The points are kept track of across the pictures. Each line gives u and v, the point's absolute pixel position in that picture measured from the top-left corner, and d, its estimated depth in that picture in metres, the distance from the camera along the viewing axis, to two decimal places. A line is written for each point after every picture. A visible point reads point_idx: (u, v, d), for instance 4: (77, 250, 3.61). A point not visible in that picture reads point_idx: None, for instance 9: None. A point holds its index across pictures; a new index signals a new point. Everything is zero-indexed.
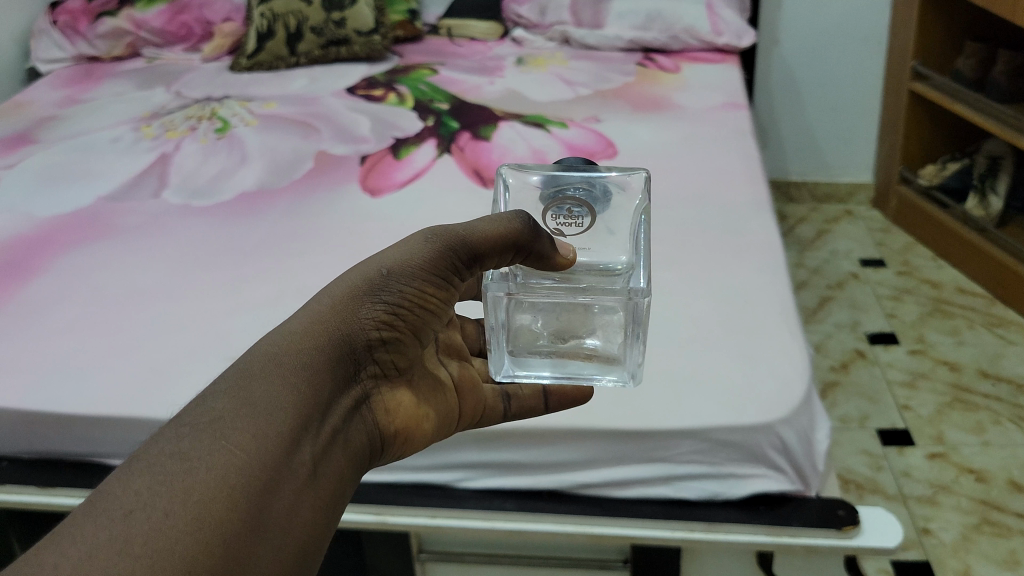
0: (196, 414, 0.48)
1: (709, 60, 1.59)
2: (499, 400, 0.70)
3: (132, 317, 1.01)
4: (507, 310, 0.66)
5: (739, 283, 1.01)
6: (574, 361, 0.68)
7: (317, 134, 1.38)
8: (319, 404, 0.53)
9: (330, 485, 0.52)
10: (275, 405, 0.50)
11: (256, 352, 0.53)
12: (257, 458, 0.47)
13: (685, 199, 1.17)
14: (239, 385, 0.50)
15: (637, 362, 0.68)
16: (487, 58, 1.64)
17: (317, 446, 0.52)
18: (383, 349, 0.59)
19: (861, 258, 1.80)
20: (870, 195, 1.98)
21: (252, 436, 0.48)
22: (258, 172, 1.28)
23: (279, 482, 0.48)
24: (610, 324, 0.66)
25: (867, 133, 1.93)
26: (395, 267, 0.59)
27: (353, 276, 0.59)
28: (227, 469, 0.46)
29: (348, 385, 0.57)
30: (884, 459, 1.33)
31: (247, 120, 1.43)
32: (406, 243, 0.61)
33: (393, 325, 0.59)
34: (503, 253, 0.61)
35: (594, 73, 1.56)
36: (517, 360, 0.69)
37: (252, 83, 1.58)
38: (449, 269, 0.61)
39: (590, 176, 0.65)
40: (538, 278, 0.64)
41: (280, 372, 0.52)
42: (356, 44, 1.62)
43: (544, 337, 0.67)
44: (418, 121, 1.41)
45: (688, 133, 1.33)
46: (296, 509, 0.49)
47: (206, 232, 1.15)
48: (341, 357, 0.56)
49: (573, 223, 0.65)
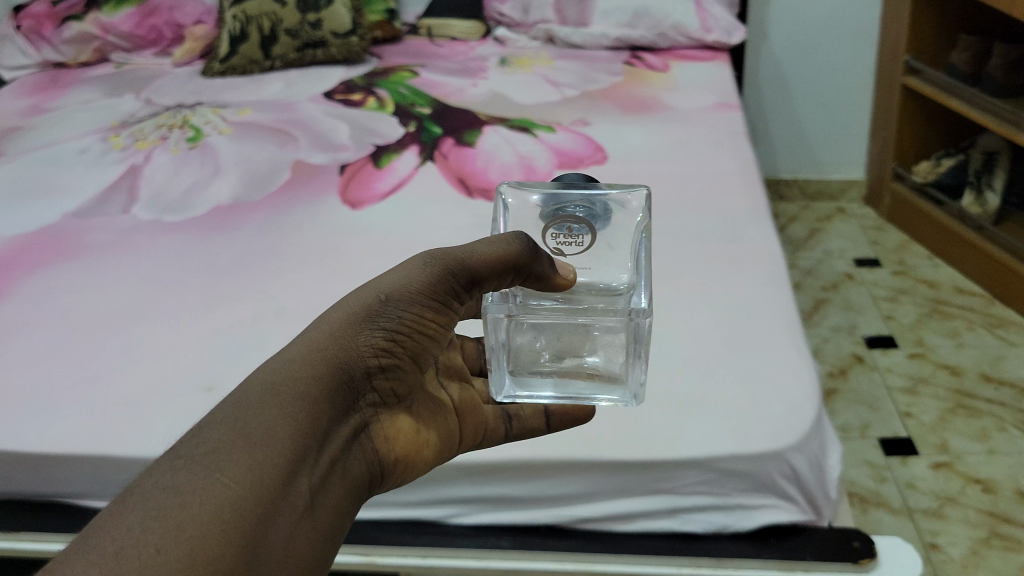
0: (193, 446, 0.49)
1: (698, 57, 1.54)
2: (500, 421, 0.69)
3: (101, 344, 0.95)
4: (508, 330, 0.63)
5: (740, 297, 0.96)
6: (575, 380, 0.65)
7: (293, 142, 1.33)
8: (316, 434, 0.53)
9: (326, 515, 0.53)
10: (271, 438, 0.51)
11: (256, 380, 0.54)
12: (252, 490, 0.48)
13: (680, 207, 1.12)
14: (237, 416, 0.51)
15: (639, 381, 0.65)
16: (470, 59, 1.58)
17: (314, 477, 0.53)
18: (382, 376, 0.59)
19: (855, 258, 1.76)
20: (863, 192, 1.94)
21: (247, 468, 0.49)
22: (232, 184, 1.23)
23: (275, 513, 0.49)
24: (612, 344, 0.63)
25: (859, 129, 1.88)
26: (394, 292, 0.58)
27: (351, 303, 0.58)
28: (222, 503, 0.47)
29: (347, 414, 0.57)
30: (888, 469, 1.29)
31: (221, 128, 1.37)
32: (405, 267, 0.59)
33: (393, 352, 0.58)
34: (503, 276, 0.59)
35: (580, 73, 1.50)
36: (517, 380, 0.66)
37: (225, 88, 1.51)
38: (447, 294, 0.60)
39: (590, 192, 0.61)
40: (538, 298, 0.61)
41: (277, 403, 0.53)
42: (333, 47, 1.57)
43: (545, 356, 0.64)
44: (398, 127, 1.35)
45: (680, 136, 1.28)
46: (291, 540, 0.50)
47: (179, 251, 1.10)
48: (339, 387, 0.56)
49: (574, 242, 0.61)
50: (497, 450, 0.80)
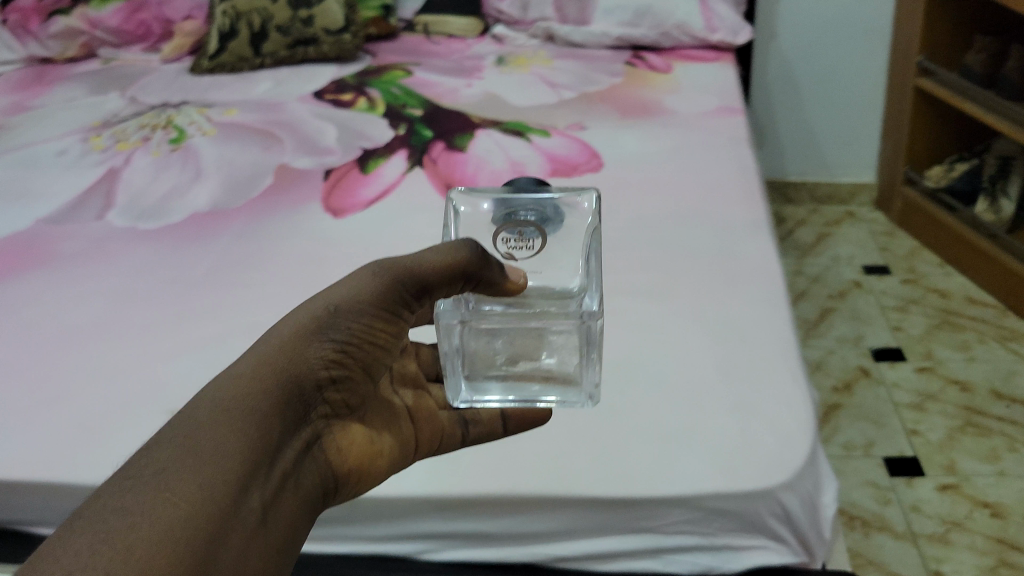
0: (137, 464, 0.46)
1: (701, 58, 1.49)
2: (456, 427, 0.68)
3: (63, 362, 0.91)
4: (462, 336, 0.64)
5: (735, 319, 0.91)
6: (531, 383, 0.67)
7: (279, 145, 1.28)
8: (268, 448, 0.51)
9: (278, 531, 0.51)
10: (220, 453, 0.48)
11: (200, 396, 0.51)
12: (204, 507, 0.46)
13: (676, 220, 1.07)
14: (185, 432, 0.48)
15: (593, 383, 0.67)
16: (466, 57, 1.53)
17: (266, 492, 0.50)
18: (333, 387, 0.57)
19: (864, 265, 1.70)
20: (873, 196, 1.88)
21: (197, 484, 0.46)
22: (212, 189, 1.18)
23: (227, 531, 0.47)
24: (566, 346, 0.65)
25: (870, 131, 1.82)
26: (344, 302, 0.57)
27: (299, 314, 0.56)
28: (174, 521, 0.44)
29: (299, 426, 0.55)
30: (892, 491, 1.24)
31: (205, 129, 1.33)
32: (354, 277, 0.58)
33: (343, 363, 0.57)
34: (453, 283, 0.58)
35: (579, 74, 1.45)
36: (473, 386, 0.67)
37: (213, 86, 1.47)
38: (397, 303, 0.58)
39: (540, 197, 0.64)
40: (491, 303, 0.63)
41: (227, 417, 0.50)
42: (325, 44, 1.52)
43: (500, 359, 0.66)
44: (387, 130, 1.30)
45: (679, 142, 1.23)
46: (243, 559, 0.48)
47: (153, 263, 1.05)
48: (290, 399, 0.54)
49: (524, 246, 0.63)
50: (469, 483, 0.76)
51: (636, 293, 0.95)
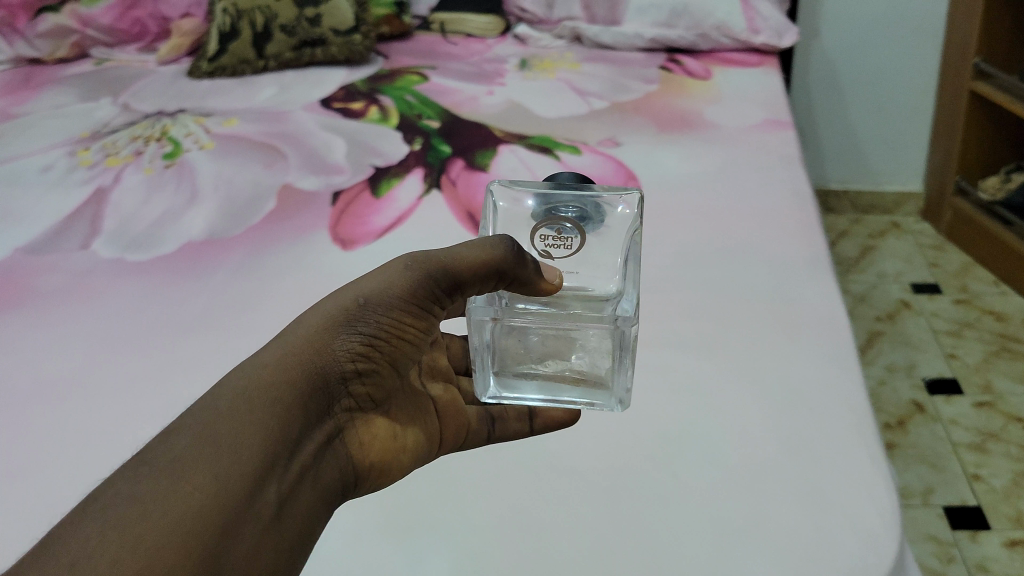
0: (158, 454, 0.50)
1: (743, 62, 1.36)
2: (482, 425, 0.70)
3: (37, 421, 0.80)
4: (493, 332, 0.64)
5: (802, 383, 0.79)
6: (561, 384, 0.66)
7: (282, 161, 1.17)
8: (287, 441, 0.54)
9: (293, 524, 0.54)
10: (239, 445, 0.52)
11: (227, 384, 0.55)
12: (218, 498, 0.49)
13: (724, 254, 0.95)
14: (207, 423, 0.52)
15: (625, 387, 0.65)
16: (486, 60, 1.41)
17: (284, 484, 0.53)
18: (358, 380, 0.59)
19: (913, 283, 1.59)
20: (920, 205, 1.76)
21: (212, 476, 0.50)
22: (209, 214, 1.07)
23: (240, 522, 0.50)
24: (598, 349, 0.64)
25: (918, 136, 1.70)
26: (372, 296, 0.59)
27: (328, 306, 0.59)
28: (184, 513, 0.48)
29: (322, 418, 0.58)
30: (955, 547, 1.12)
31: (202, 143, 1.22)
32: (384, 270, 0.60)
33: (369, 357, 0.59)
34: (485, 280, 0.59)
35: (609, 80, 1.33)
36: (502, 381, 0.67)
37: (212, 92, 1.36)
38: (428, 298, 0.60)
39: (582, 194, 0.64)
40: (525, 301, 0.62)
41: (247, 410, 0.53)
42: (333, 46, 1.40)
43: (530, 357, 0.66)
44: (401, 145, 1.19)
45: (723, 161, 1.11)
46: (255, 549, 0.51)
47: (141, 303, 0.95)
48: (314, 392, 0.56)
49: (563, 244, 0.63)
50: None
51: (684, 347, 0.84)
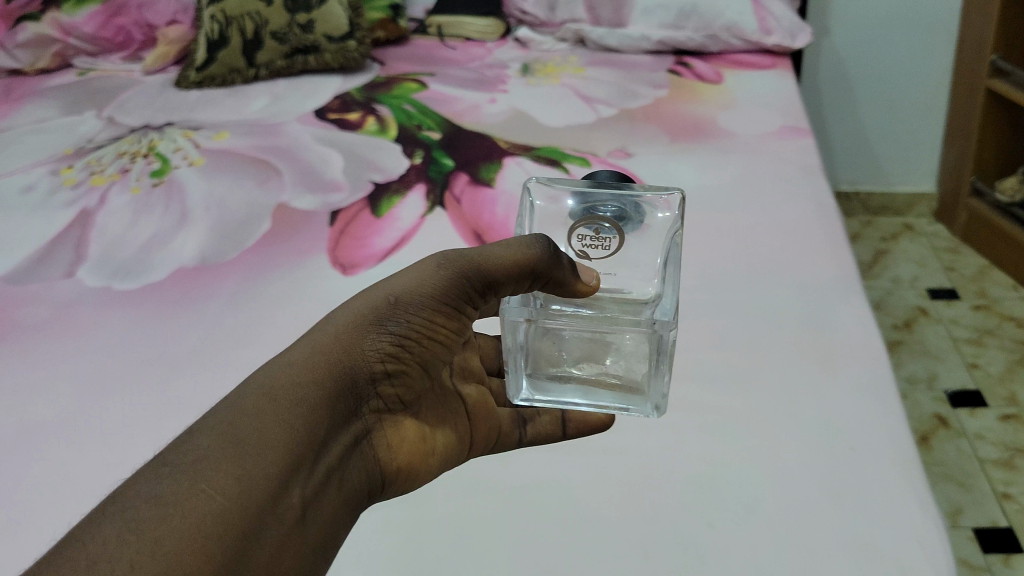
0: (179, 454, 0.48)
1: (755, 65, 1.31)
2: (514, 428, 0.69)
3: (18, 473, 0.75)
4: (526, 333, 0.62)
5: (840, 418, 0.74)
6: (597, 389, 0.63)
7: (276, 178, 1.11)
8: (314, 442, 0.52)
9: (318, 529, 0.52)
10: (263, 446, 0.49)
11: (254, 381, 0.53)
12: (240, 502, 0.47)
13: (748, 276, 0.90)
14: (232, 422, 0.50)
15: (661, 393, 0.63)
16: (486, 65, 1.35)
17: (309, 488, 0.51)
18: (387, 381, 0.57)
19: (929, 288, 1.54)
20: (933, 206, 1.71)
21: (235, 478, 0.47)
22: (200, 237, 1.01)
23: (261, 527, 0.48)
24: (634, 353, 0.61)
25: (931, 135, 1.65)
26: (404, 294, 0.57)
27: (360, 302, 0.57)
28: (207, 515, 0.45)
29: (350, 418, 0.55)
30: (988, 572, 1.07)
31: (192, 159, 1.16)
32: (418, 268, 0.58)
33: (399, 357, 0.57)
34: (520, 281, 0.57)
35: (616, 85, 1.27)
36: (536, 382, 0.64)
37: (201, 104, 1.30)
38: (459, 298, 0.58)
39: (621, 193, 0.60)
40: (560, 302, 0.59)
41: (274, 408, 0.51)
42: (327, 53, 1.34)
43: (564, 361, 0.63)
44: (402, 159, 1.13)
45: (741, 173, 1.05)
46: (277, 554, 0.49)
47: (129, 338, 0.89)
48: (342, 392, 0.54)
49: (600, 245, 0.59)
50: None
51: (712, 381, 0.78)
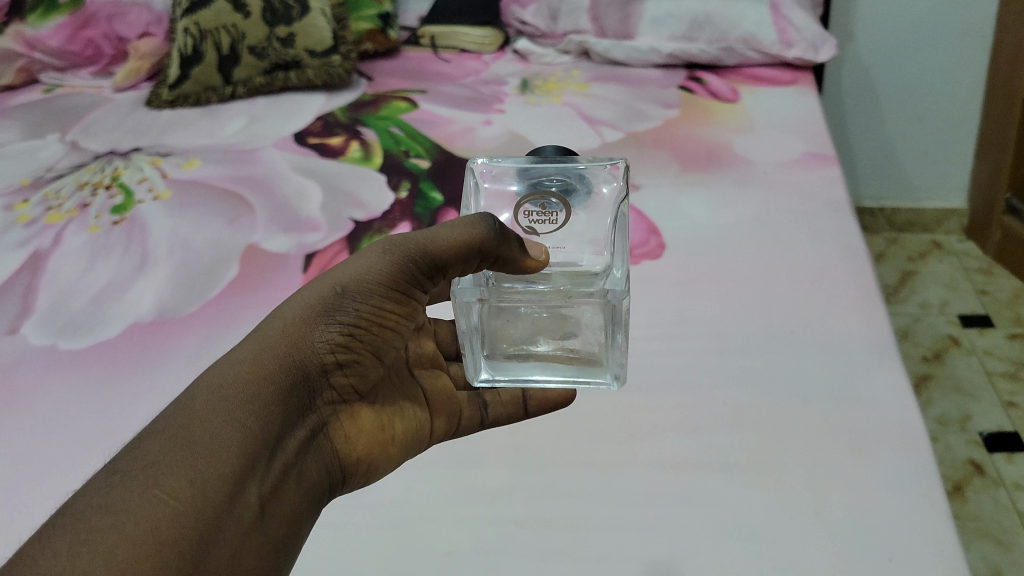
0: (129, 461, 0.49)
1: (774, 80, 1.20)
2: (475, 410, 0.69)
3: None
4: (481, 313, 0.62)
5: (879, 520, 0.63)
6: (555, 363, 0.64)
7: (247, 214, 1.01)
8: (268, 439, 0.53)
9: (276, 524, 0.53)
10: (215, 446, 0.51)
11: (203, 383, 0.54)
12: (194, 504, 0.48)
13: (770, 338, 0.79)
14: (180, 424, 0.51)
15: (618, 363, 0.64)
16: (482, 81, 1.25)
17: (265, 485, 0.52)
18: (340, 372, 0.58)
19: (960, 314, 1.42)
20: (963, 222, 1.60)
21: (188, 482, 0.49)
22: (160, 285, 0.92)
23: (218, 527, 0.49)
24: (589, 325, 0.62)
25: (963, 147, 1.53)
26: (351, 284, 0.57)
27: (307, 297, 0.57)
28: (158, 520, 0.47)
29: (305, 413, 0.56)
30: None
31: (158, 192, 1.06)
32: (363, 257, 0.58)
33: (350, 347, 0.57)
34: (468, 260, 0.57)
35: (622, 105, 1.17)
36: (494, 363, 0.66)
37: (173, 125, 1.20)
38: (409, 283, 0.58)
39: (563, 166, 0.61)
40: (511, 281, 0.60)
41: (222, 409, 0.52)
42: (309, 69, 1.24)
43: (520, 338, 0.64)
44: (386, 192, 1.03)
45: (759, 210, 0.95)
46: (234, 553, 0.50)
47: (67, 409, 0.78)
48: (295, 387, 0.55)
49: (547, 219, 0.60)
50: None
51: (729, 475, 0.68)
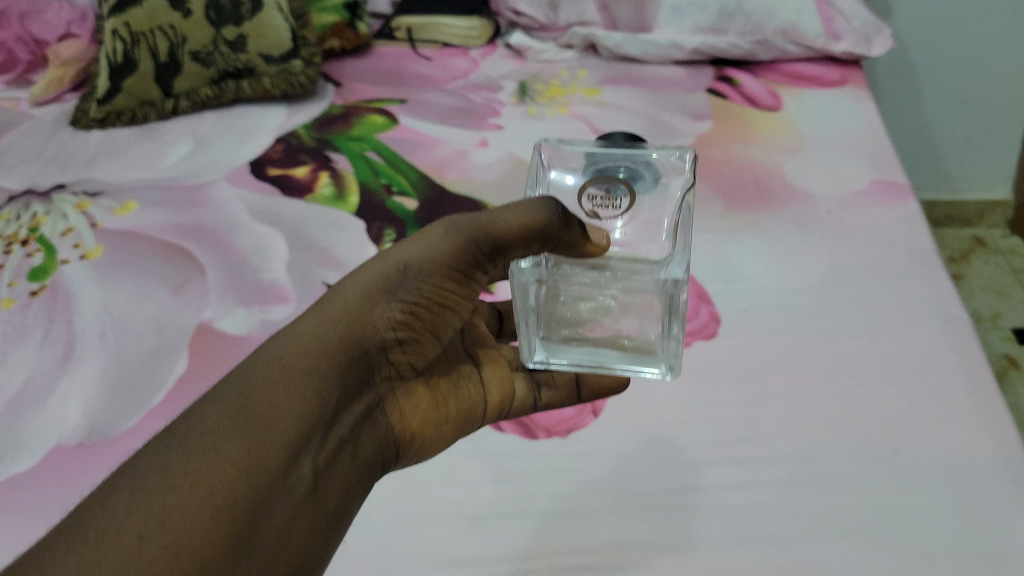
0: (191, 423, 0.45)
1: (819, 79, 1.02)
2: (528, 390, 0.63)
3: None
4: (538, 295, 0.58)
5: None
6: (608, 349, 0.58)
7: (196, 279, 0.82)
8: (327, 411, 0.49)
9: (334, 497, 0.49)
10: (274, 417, 0.46)
11: (264, 352, 0.50)
12: (250, 472, 0.44)
13: (872, 461, 0.62)
14: (242, 391, 0.47)
15: (676, 354, 0.57)
16: (473, 86, 1.06)
17: (320, 458, 0.48)
18: (399, 349, 0.54)
19: (1015, 328, 1.27)
20: (1007, 215, 1.45)
21: (245, 448, 0.45)
22: (88, 387, 0.72)
23: (272, 498, 0.45)
24: (647, 312, 0.57)
25: (1011, 132, 1.35)
26: (414, 261, 0.53)
27: (369, 272, 0.54)
28: (215, 485, 0.43)
29: (362, 389, 0.53)
30: None
31: (86, 249, 0.86)
32: (427, 235, 0.54)
33: (410, 326, 0.54)
34: (529, 245, 0.51)
35: (642, 116, 0.98)
36: (548, 345, 0.60)
37: (104, 153, 1.00)
38: (470, 265, 0.54)
39: (633, 152, 0.54)
40: (571, 264, 0.55)
41: (284, 378, 0.48)
42: (265, 77, 1.04)
43: (577, 323, 0.58)
44: (366, 245, 0.84)
45: (830, 267, 0.78)
46: (289, 526, 0.46)
47: None
48: (354, 362, 0.51)
49: (611, 206, 0.54)
50: None
51: None
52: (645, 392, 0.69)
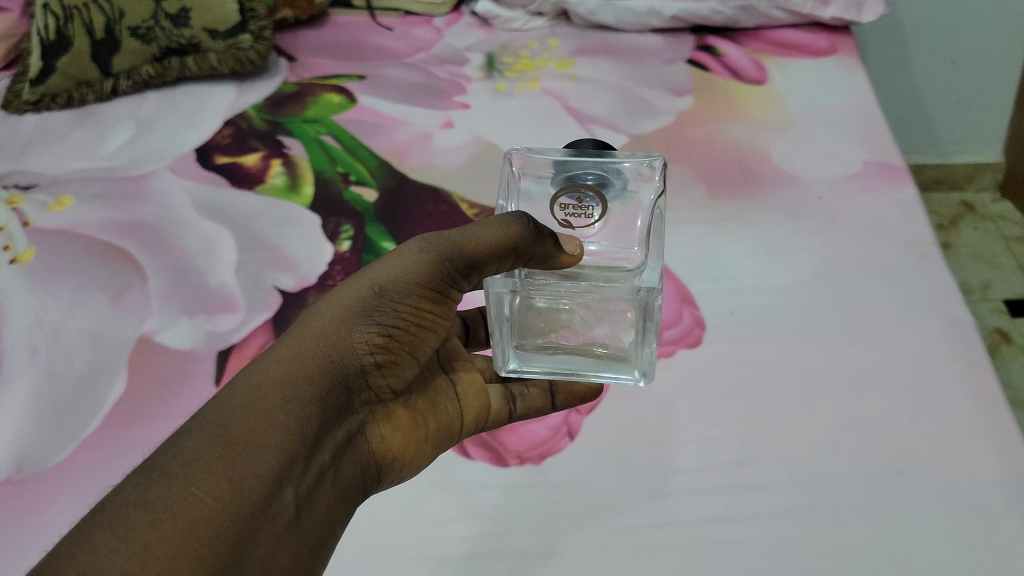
0: (165, 457, 0.39)
1: (807, 48, 0.96)
2: (503, 403, 0.57)
3: None
4: (513, 304, 0.50)
5: None
6: (582, 358, 0.52)
7: (137, 286, 0.75)
8: (309, 437, 0.43)
9: (317, 530, 0.43)
10: (255, 445, 0.40)
11: (236, 381, 0.44)
12: (233, 505, 0.38)
13: (875, 486, 0.57)
14: (218, 420, 0.41)
15: (649, 360, 0.52)
16: (437, 60, 0.99)
17: (303, 487, 0.42)
18: (380, 373, 0.48)
19: (1006, 300, 1.22)
20: (998, 178, 1.39)
21: (228, 481, 0.39)
22: (16, 412, 0.66)
23: (255, 534, 0.39)
24: (621, 321, 0.50)
25: (1003, 94, 1.30)
26: (389, 281, 0.47)
27: (341, 294, 0.47)
28: (197, 521, 0.37)
29: (343, 414, 0.46)
30: None
31: (17, 252, 0.79)
32: (401, 253, 0.48)
33: (390, 348, 0.48)
34: (503, 262, 0.46)
35: (618, 91, 0.91)
36: (523, 354, 0.53)
37: (39, 140, 0.92)
38: (449, 283, 0.48)
39: (602, 160, 0.50)
40: (545, 274, 0.48)
41: (263, 406, 0.42)
42: (212, 53, 0.96)
43: (552, 330, 0.51)
44: (321, 243, 0.77)
45: (824, 261, 0.72)
46: (272, 563, 0.40)
47: None
48: (335, 386, 0.45)
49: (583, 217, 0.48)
50: None
51: None
52: (627, 409, 0.64)
